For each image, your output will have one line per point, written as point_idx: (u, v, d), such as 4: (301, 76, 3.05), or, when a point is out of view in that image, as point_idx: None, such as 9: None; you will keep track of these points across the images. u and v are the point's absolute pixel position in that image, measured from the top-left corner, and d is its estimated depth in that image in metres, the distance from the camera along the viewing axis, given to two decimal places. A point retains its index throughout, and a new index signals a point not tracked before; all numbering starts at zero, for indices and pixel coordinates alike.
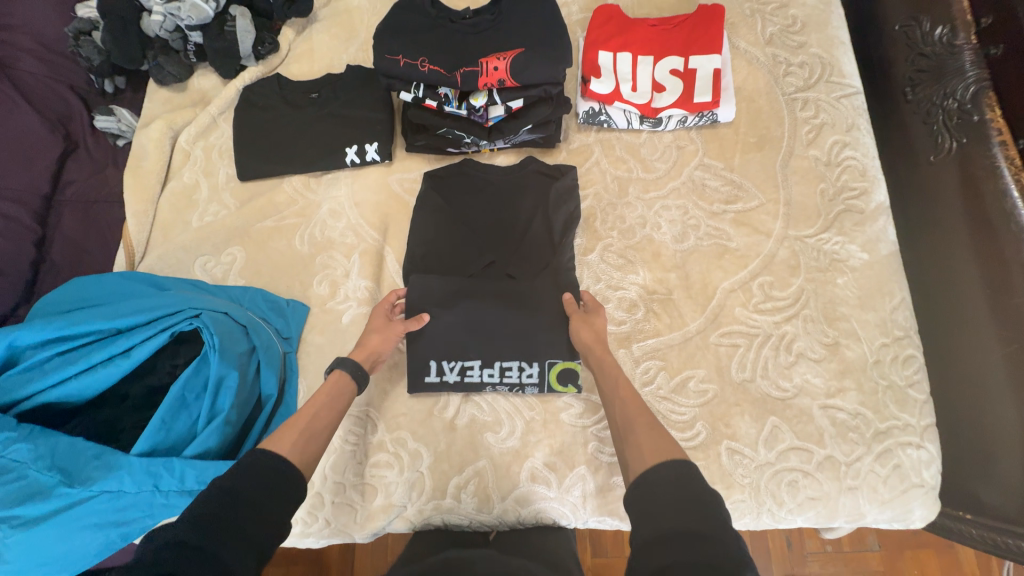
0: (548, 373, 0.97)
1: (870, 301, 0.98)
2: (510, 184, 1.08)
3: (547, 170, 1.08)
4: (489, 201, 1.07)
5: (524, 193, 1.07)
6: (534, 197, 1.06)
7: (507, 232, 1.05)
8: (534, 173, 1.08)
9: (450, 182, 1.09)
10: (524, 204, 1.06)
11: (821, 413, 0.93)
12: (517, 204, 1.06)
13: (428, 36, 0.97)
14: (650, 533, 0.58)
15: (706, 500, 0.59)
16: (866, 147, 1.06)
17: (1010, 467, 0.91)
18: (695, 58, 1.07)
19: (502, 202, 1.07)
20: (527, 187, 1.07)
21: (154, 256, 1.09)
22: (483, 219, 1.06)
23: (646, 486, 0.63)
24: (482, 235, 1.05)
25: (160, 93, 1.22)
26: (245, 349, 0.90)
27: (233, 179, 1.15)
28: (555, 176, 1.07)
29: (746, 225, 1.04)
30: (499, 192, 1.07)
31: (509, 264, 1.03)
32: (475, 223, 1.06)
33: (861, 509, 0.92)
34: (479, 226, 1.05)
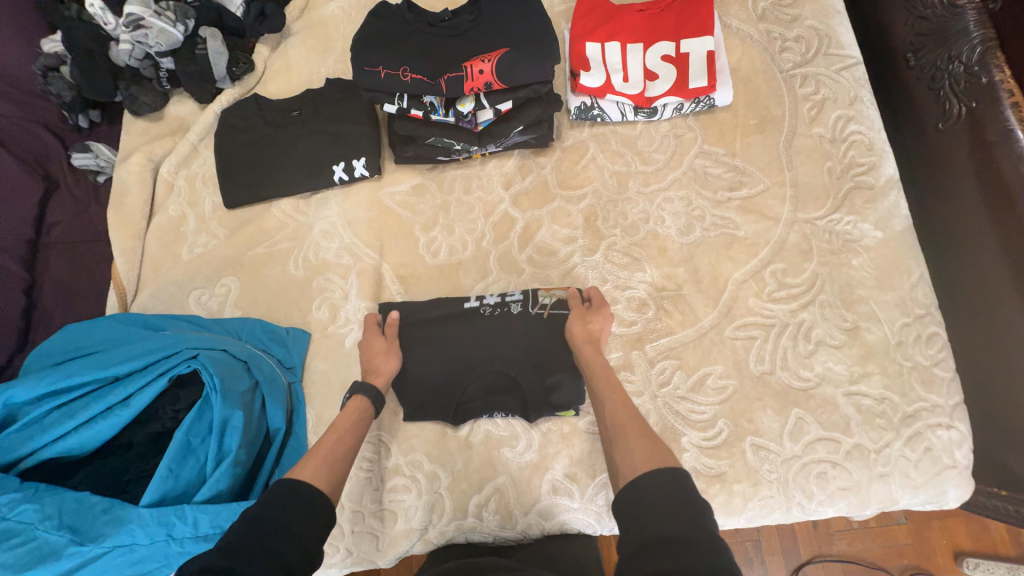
0: (549, 364, 0.93)
1: (887, 281, 0.95)
2: (512, 346, 0.95)
3: (561, 360, 0.93)
4: (491, 400, 0.94)
5: (544, 356, 0.94)
6: (557, 368, 0.93)
7: (515, 332, 0.95)
8: (549, 345, 0.94)
9: (452, 360, 0.95)
10: (537, 354, 0.94)
11: (846, 401, 0.91)
12: (549, 354, 0.94)
13: (408, 44, 0.93)
14: (638, 526, 0.58)
15: (695, 508, 0.57)
16: (871, 119, 1.02)
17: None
18: (686, 42, 1.03)
19: (520, 360, 0.94)
20: (549, 350, 0.94)
21: (147, 293, 1.06)
22: (491, 372, 0.94)
23: (635, 489, 0.62)
24: (490, 348, 0.95)
25: (136, 124, 1.18)
26: (247, 386, 0.87)
27: (220, 207, 1.11)
28: (563, 311, 0.95)
29: (753, 211, 1.01)
30: (518, 378, 0.93)
31: (515, 352, 0.94)
32: (472, 413, 0.94)
33: (894, 495, 0.89)
34: (485, 394, 0.94)
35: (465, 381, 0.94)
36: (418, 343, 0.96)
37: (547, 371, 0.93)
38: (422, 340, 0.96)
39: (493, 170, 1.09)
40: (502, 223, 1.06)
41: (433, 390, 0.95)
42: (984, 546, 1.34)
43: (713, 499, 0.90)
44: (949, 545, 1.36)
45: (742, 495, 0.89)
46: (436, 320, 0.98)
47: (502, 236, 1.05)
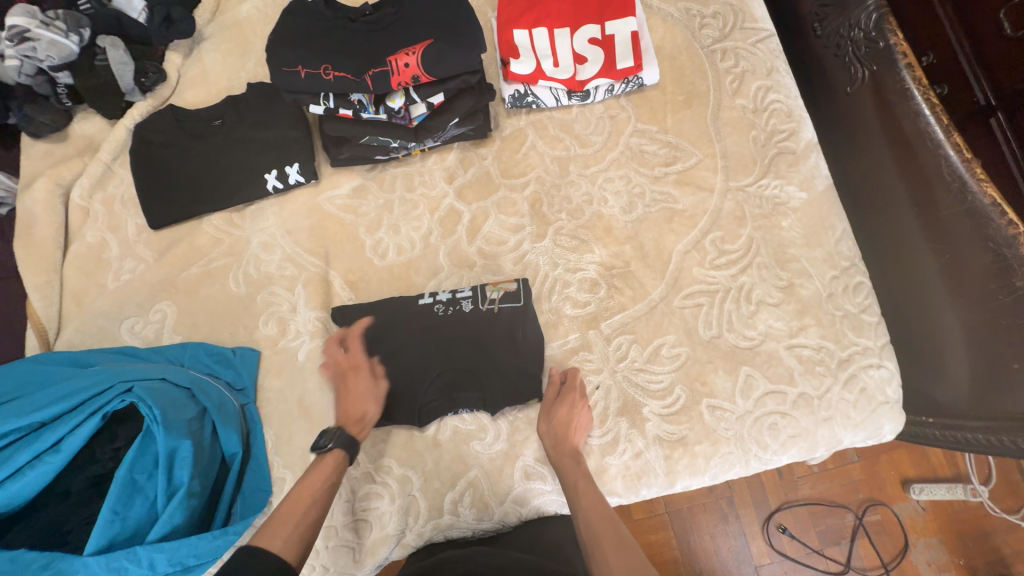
0: (507, 354, 0.95)
1: (814, 238, 1.01)
2: (467, 341, 0.95)
3: (517, 349, 0.95)
4: (453, 396, 0.94)
5: (501, 346, 0.95)
6: (514, 358, 0.95)
7: (469, 326, 0.96)
8: (503, 336, 0.95)
9: (408, 361, 0.94)
10: (492, 347, 0.95)
11: (788, 354, 0.96)
12: (504, 344, 0.95)
13: (328, 41, 0.90)
14: None
15: None
16: (788, 88, 1.08)
17: (961, 370, 0.98)
18: (611, 24, 1.05)
19: (477, 354, 0.95)
20: (503, 341, 0.95)
21: (71, 328, 0.98)
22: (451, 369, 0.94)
23: None
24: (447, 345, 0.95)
25: (37, 147, 1.08)
26: (194, 414, 0.82)
27: (144, 229, 1.04)
28: (516, 303, 0.96)
29: (689, 183, 1.04)
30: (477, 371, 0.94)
31: (471, 346, 0.95)
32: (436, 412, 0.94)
33: (838, 435, 0.96)
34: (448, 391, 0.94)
35: (424, 380, 0.93)
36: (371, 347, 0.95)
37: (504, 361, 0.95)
38: (374, 345, 0.95)
39: (434, 165, 1.07)
40: (448, 218, 1.05)
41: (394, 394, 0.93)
42: (927, 471, 1.49)
43: (678, 463, 0.94)
44: (897, 476, 1.49)
45: (704, 455, 0.94)
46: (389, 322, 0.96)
47: (450, 230, 1.04)
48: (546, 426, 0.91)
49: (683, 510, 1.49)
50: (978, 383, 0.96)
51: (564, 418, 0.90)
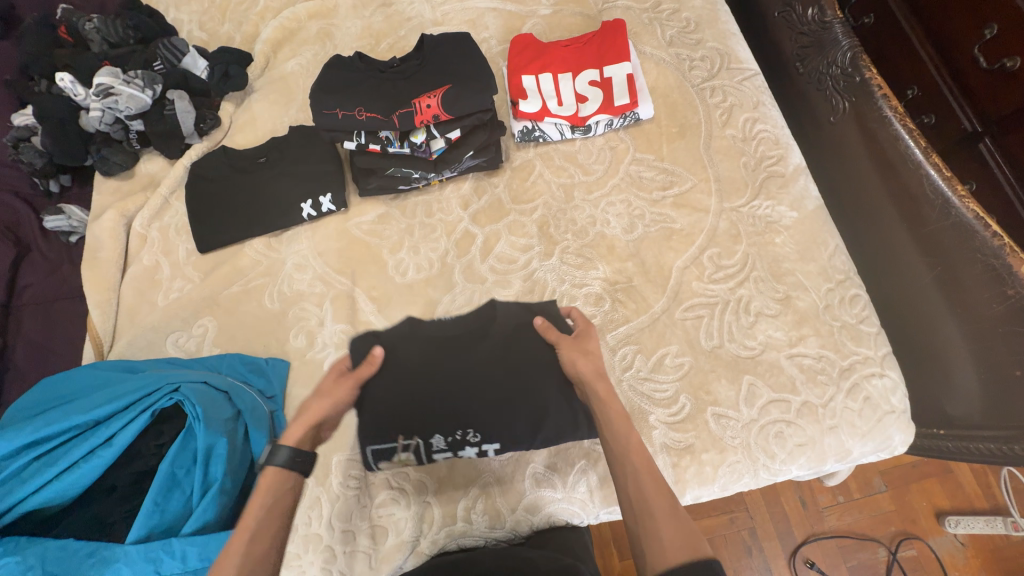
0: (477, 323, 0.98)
1: (808, 253, 1.07)
2: (451, 357, 0.95)
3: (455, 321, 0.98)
4: (490, 363, 0.94)
5: (455, 337, 0.96)
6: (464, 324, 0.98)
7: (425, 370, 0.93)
8: (432, 338, 0.96)
9: (488, 411, 0.93)
10: (453, 334, 0.97)
11: (789, 363, 1.00)
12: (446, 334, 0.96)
13: (362, 87, 1.05)
14: None
15: None
16: (773, 119, 1.18)
17: (969, 381, 0.99)
18: (608, 68, 1.18)
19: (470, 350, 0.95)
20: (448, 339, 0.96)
21: (123, 342, 1.09)
22: (455, 382, 0.93)
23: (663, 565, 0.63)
24: (420, 359, 0.94)
25: (107, 184, 1.24)
26: (230, 414, 0.90)
27: (193, 253, 1.17)
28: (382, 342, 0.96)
29: (686, 205, 1.13)
30: (445, 364, 0.94)
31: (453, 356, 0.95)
32: (528, 368, 0.94)
33: (846, 446, 0.97)
34: (491, 373, 0.94)
35: (504, 391, 0.93)
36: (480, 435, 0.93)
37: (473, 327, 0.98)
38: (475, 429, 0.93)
39: (451, 193, 1.19)
40: (463, 239, 1.15)
41: (513, 419, 0.93)
42: (961, 502, 1.43)
43: (686, 471, 0.96)
44: (928, 506, 1.44)
45: (712, 463, 0.96)
46: (408, 416, 0.93)
47: (465, 251, 1.14)
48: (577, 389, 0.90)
49: (706, 542, 1.44)
50: (989, 394, 0.97)
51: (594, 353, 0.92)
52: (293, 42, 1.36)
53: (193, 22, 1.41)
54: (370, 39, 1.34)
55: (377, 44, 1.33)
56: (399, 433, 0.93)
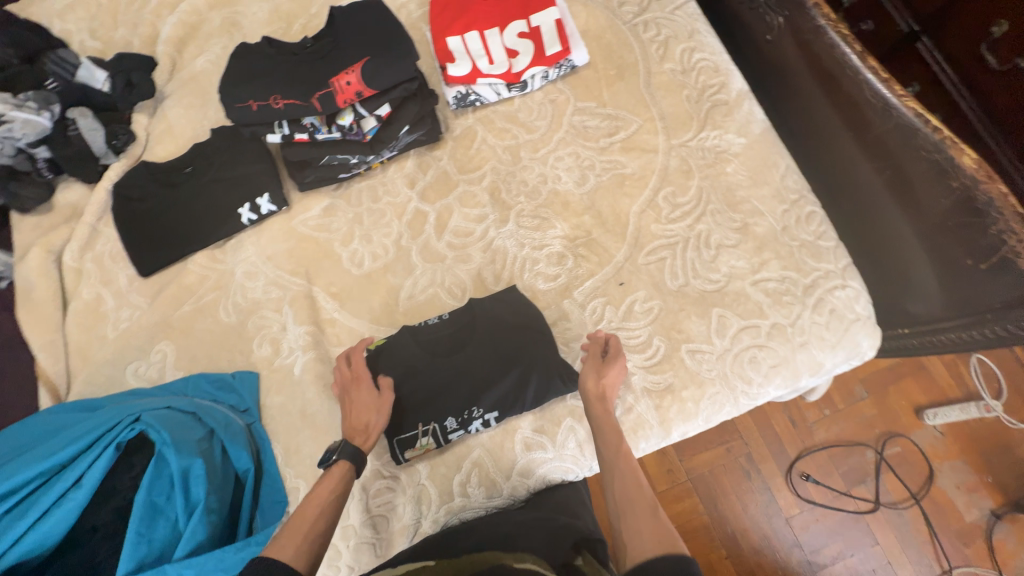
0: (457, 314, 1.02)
1: (759, 177, 1.06)
2: (441, 350, 0.99)
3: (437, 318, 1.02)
4: (483, 344, 0.98)
5: (441, 333, 1.00)
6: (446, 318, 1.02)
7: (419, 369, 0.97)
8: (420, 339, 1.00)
9: (485, 385, 0.96)
10: (439, 330, 1.00)
11: (754, 289, 1.01)
12: (431, 331, 1.00)
13: (273, 74, 0.99)
14: None
15: None
16: (711, 46, 1.15)
17: (925, 278, 1.00)
18: (535, 17, 1.12)
19: (455, 339, 1.00)
20: (433, 336, 1.00)
21: (80, 381, 1.04)
22: (457, 368, 0.97)
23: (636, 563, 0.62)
24: (416, 358, 0.98)
25: (26, 220, 1.15)
26: (202, 434, 0.87)
27: (135, 278, 1.10)
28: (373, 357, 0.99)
29: (634, 148, 1.10)
30: (442, 356, 0.98)
31: (440, 349, 0.99)
32: (518, 338, 0.98)
33: (818, 359, 0.99)
34: (484, 353, 0.98)
35: (493, 364, 0.97)
36: (485, 409, 0.95)
37: (452, 318, 1.02)
38: (479, 403, 0.95)
39: (395, 174, 1.14)
40: (416, 219, 1.11)
41: (517, 383, 0.96)
42: (936, 395, 1.51)
43: (669, 410, 0.97)
44: (909, 404, 1.51)
45: (693, 399, 0.97)
46: (412, 412, 0.95)
47: (419, 231, 1.11)
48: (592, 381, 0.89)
49: (705, 474, 1.49)
50: (944, 288, 0.98)
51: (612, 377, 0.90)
52: (198, 38, 1.26)
53: (83, 31, 1.29)
54: (281, 23, 1.25)
55: (289, 26, 1.24)
56: (416, 421, 0.95)
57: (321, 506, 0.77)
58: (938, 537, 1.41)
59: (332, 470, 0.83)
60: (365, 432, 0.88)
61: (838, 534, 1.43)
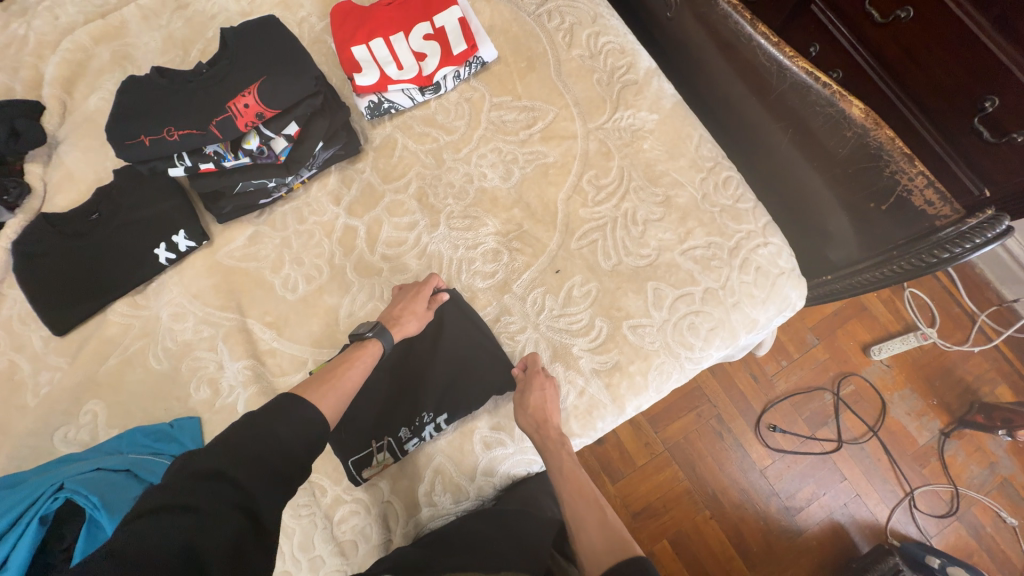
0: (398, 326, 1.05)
1: (675, 150, 1.10)
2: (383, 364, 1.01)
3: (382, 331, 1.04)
4: (427, 352, 1.01)
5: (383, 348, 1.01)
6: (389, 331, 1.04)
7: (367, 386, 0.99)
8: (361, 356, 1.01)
9: (432, 391, 0.98)
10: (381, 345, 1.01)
11: (684, 258, 1.04)
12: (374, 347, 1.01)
13: (166, 105, 0.95)
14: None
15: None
16: (615, 28, 1.18)
17: (840, 224, 1.06)
18: (438, 17, 1.11)
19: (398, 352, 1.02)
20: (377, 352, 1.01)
21: (2, 457, 0.97)
22: (403, 381, 1.00)
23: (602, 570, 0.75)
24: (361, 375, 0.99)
25: None
26: (139, 491, 0.83)
27: (51, 338, 1.04)
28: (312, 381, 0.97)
29: (554, 137, 1.12)
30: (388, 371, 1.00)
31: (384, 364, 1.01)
32: (460, 340, 1.00)
33: (751, 316, 1.04)
34: (431, 357, 1.00)
35: (438, 370, 0.99)
36: (434, 416, 0.96)
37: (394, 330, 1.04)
38: (428, 411, 0.97)
39: (318, 192, 1.11)
40: (346, 235, 1.09)
41: (466, 382, 0.98)
42: (879, 331, 1.60)
43: (619, 387, 1.00)
44: (854, 344, 1.60)
45: (641, 372, 1.00)
46: (364, 430, 0.96)
47: (351, 246, 1.08)
48: (524, 416, 0.92)
49: (679, 442, 1.54)
50: (858, 231, 1.03)
51: (540, 402, 0.93)
52: (87, 75, 1.19)
53: None
54: (177, 50, 1.19)
55: (185, 53, 1.19)
56: (370, 438, 0.96)
57: (349, 383, 0.82)
58: (897, 463, 1.50)
59: (364, 347, 0.89)
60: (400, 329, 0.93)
61: (809, 476, 1.51)
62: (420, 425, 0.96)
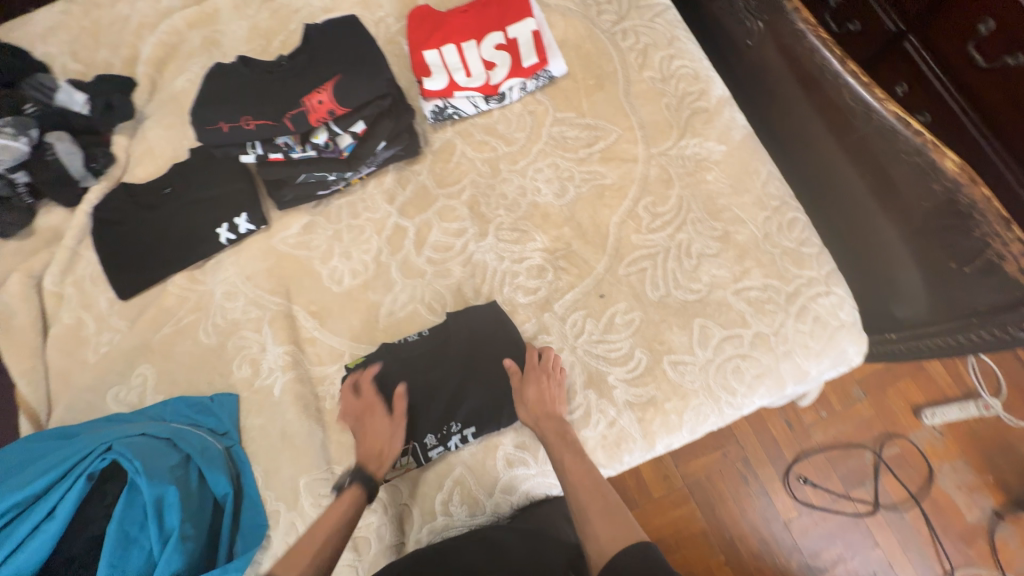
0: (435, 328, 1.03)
1: (740, 185, 1.05)
2: (415, 367, 0.98)
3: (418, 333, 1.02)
4: (461, 359, 0.98)
5: (417, 351, 0.99)
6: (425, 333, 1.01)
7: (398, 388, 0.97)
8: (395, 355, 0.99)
9: (463, 401, 0.96)
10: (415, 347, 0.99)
11: (737, 298, 1.00)
12: (408, 348, 0.99)
13: (248, 93, 0.99)
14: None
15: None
16: (690, 53, 1.14)
17: (914, 281, 0.98)
18: (511, 28, 1.11)
19: (432, 356, 0.99)
20: (411, 353, 0.99)
21: (61, 408, 1.04)
22: (434, 387, 0.97)
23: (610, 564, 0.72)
24: (394, 375, 0.98)
25: (8, 246, 1.15)
26: (177, 460, 0.87)
27: (116, 301, 1.10)
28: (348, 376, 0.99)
29: (614, 158, 1.10)
30: (420, 375, 0.98)
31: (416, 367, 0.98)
32: (496, 353, 0.98)
33: (802, 367, 0.98)
34: (464, 366, 0.98)
35: (471, 380, 0.97)
36: (462, 426, 0.95)
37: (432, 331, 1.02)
38: (456, 420, 0.95)
39: (374, 190, 1.13)
40: (395, 235, 1.11)
41: (498, 396, 0.96)
42: (937, 394, 1.49)
43: (652, 423, 0.96)
44: (906, 405, 1.49)
45: (676, 411, 0.96)
46: (391, 431, 0.95)
47: (399, 246, 1.10)
48: (524, 412, 0.93)
49: (701, 480, 1.47)
50: (930, 291, 0.96)
51: (540, 397, 0.93)
52: (177, 57, 1.27)
53: (64, 54, 1.29)
54: (260, 40, 1.24)
55: (267, 43, 1.24)
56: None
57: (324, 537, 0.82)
58: (940, 539, 1.38)
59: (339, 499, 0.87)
60: (371, 456, 0.90)
61: (838, 537, 1.41)
62: (446, 434, 0.95)
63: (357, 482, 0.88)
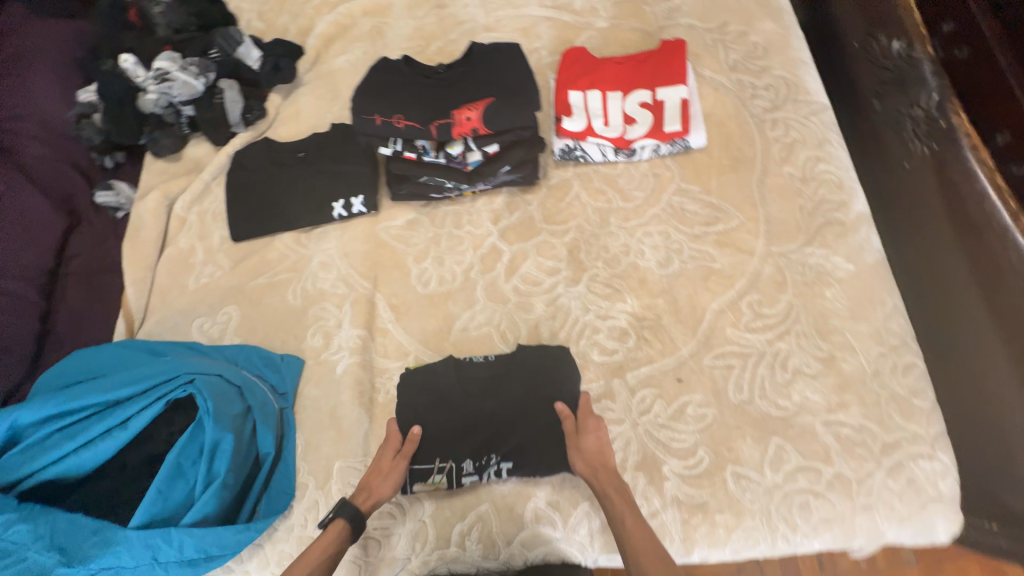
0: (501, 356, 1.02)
1: (860, 312, 0.98)
2: (473, 390, 0.98)
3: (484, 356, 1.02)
4: (519, 396, 0.96)
5: (479, 375, 0.99)
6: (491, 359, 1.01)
7: (450, 405, 0.97)
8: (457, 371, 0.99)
9: (509, 438, 0.94)
10: (479, 370, 0.99)
11: (824, 430, 0.92)
12: (471, 369, 0.99)
13: (406, 92, 1.07)
14: None
15: None
16: (839, 160, 1.09)
17: None
18: (662, 90, 1.12)
19: (491, 383, 0.98)
20: (472, 374, 0.99)
21: (153, 321, 1.12)
22: (485, 415, 0.96)
23: None
24: (451, 391, 0.97)
25: (156, 164, 1.27)
26: (240, 410, 0.91)
27: (227, 240, 1.19)
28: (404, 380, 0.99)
29: (729, 245, 1.06)
30: (475, 399, 0.96)
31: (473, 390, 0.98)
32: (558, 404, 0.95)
33: (880, 528, 0.87)
34: (519, 404, 0.96)
35: (523, 420, 0.95)
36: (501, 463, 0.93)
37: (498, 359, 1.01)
38: (498, 455, 0.94)
39: (483, 207, 1.16)
40: (490, 255, 1.12)
41: (546, 446, 0.93)
42: None
43: (696, 529, 0.89)
44: None
45: (726, 526, 0.89)
46: (432, 443, 0.95)
47: (490, 266, 1.11)
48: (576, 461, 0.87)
49: None
50: None
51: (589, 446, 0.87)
52: (345, 39, 1.37)
53: (253, 12, 1.44)
54: (421, 42, 1.32)
55: (426, 46, 1.32)
56: (435, 455, 0.94)
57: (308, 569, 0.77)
58: None
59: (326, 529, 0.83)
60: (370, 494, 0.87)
61: None
62: (485, 466, 0.93)
63: (347, 513, 0.83)
